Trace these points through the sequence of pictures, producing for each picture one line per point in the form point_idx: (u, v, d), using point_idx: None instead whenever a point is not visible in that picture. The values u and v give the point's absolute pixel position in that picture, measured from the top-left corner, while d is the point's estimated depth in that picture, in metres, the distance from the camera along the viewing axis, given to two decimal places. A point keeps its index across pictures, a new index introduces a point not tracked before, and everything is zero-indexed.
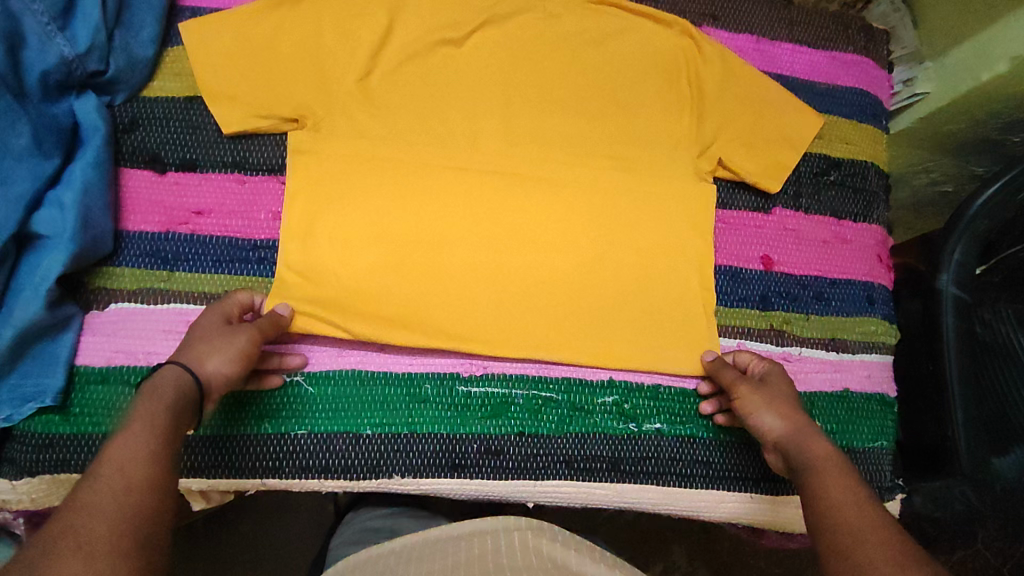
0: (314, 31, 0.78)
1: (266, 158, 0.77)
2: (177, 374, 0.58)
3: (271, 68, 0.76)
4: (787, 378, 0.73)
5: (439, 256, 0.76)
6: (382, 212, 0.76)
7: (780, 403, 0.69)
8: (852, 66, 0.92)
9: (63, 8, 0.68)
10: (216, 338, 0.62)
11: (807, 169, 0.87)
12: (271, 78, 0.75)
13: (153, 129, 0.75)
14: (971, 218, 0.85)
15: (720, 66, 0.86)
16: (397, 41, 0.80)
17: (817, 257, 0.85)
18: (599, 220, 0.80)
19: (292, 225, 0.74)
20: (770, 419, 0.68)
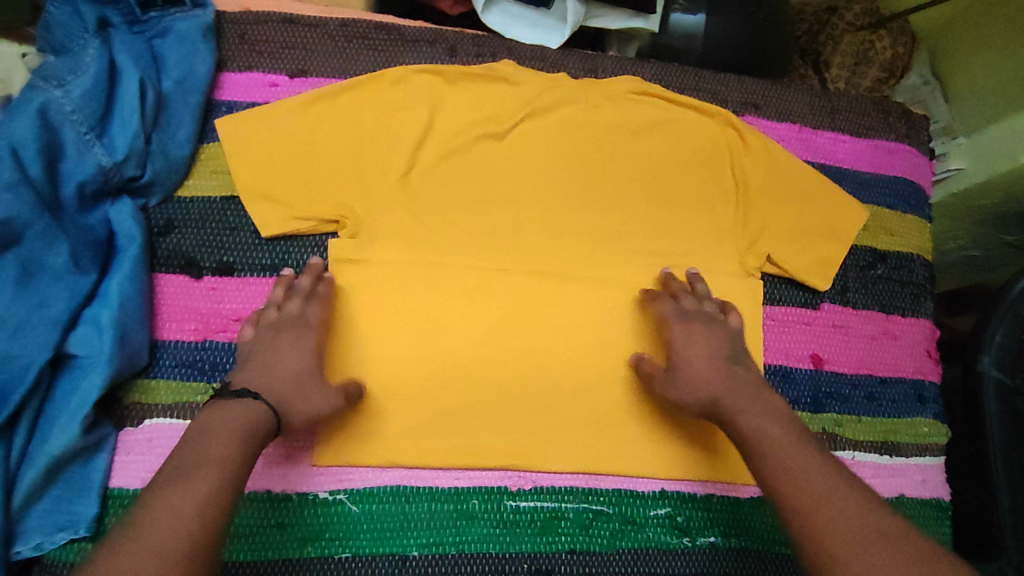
0: (359, 131, 0.78)
1: (307, 261, 0.75)
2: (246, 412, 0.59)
3: (318, 168, 0.75)
4: (716, 339, 0.71)
5: (483, 357, 0.74)
6: (425, 312, 0.75)
7: (713, 352, 0.70)
8: (895, 154, 0.91)
9: (101, 115, 0.66)
10: (298, 377, 0.64)
11: (853, 261, 0.86)
12: (317, 176, 0.75)
13: (188, 232, 0.73)
14: (1014, 301, 0.83)
15: (763, 159, 0.86)
16: (440, 138, 0.80)
17: (866, 355, 0.83)
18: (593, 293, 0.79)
19: (340, 331, 0.73)
20: (699, 370, 0.69)
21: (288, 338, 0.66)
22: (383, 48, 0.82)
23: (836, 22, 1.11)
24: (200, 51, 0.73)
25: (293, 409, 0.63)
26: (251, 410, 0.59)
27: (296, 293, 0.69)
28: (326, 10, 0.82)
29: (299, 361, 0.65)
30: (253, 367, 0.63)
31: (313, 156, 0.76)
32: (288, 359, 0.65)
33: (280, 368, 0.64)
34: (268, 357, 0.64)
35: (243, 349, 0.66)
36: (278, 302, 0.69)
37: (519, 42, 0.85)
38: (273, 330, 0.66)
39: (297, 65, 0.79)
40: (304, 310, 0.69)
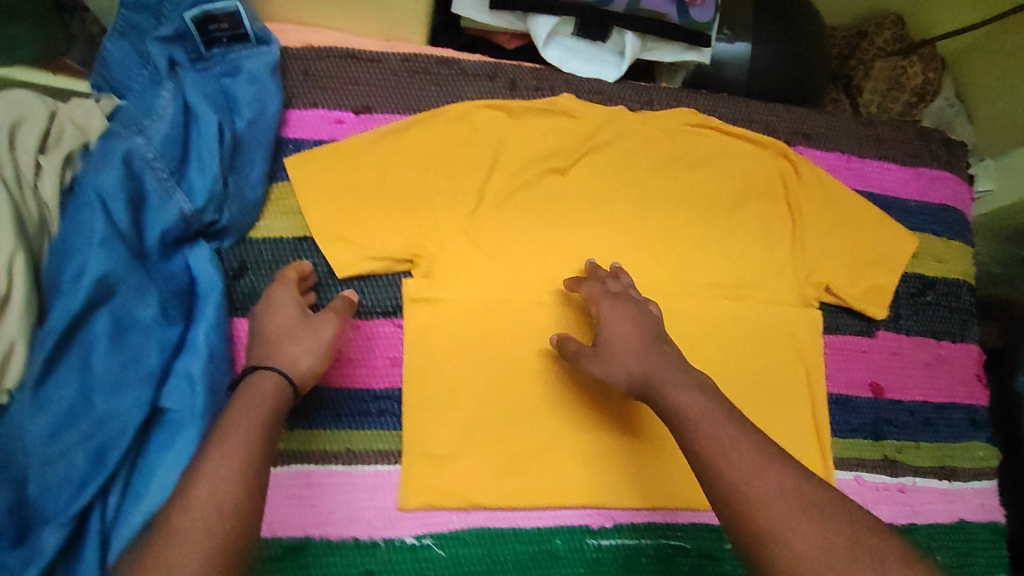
0: (425, 169, 0.77)
1: (380, 300, 0.75)
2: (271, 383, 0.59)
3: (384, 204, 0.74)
4: (625, 318, 0.67)
5: (549, 393, 0.74)
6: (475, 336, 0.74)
7: (628, 333, 0.66)
8: (940, 181, 0.92)
9: (179, 160, 0.65)
10: (301, 334, 0.63)
11: (906, 289, 0.87)
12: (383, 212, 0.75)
13: (262, 274, 0.72)
14: None
15: (817, 189, 0.87)
16: (505, 173, 0.79)
17: (922, 382, 0.85)
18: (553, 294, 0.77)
19: (416, 370, 0.72)
20: (618, 353, 0.65)
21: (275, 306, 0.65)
22: (445, 83, 0.81)
23: (867, 46, 1.11)
24: (270, 89, 0.72)
25: (295, 357, 0.62)
26: (261, 383, 0.58)
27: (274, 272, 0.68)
28: (386, 44, 0.82)
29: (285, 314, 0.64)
30: (259, 344, 0.63)
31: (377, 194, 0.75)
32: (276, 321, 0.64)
33: (278, 331, 0.63)
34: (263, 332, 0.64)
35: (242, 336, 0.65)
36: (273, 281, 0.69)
37: (577, 75, 0.85)
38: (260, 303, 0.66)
39: (362, 101, 0.79)
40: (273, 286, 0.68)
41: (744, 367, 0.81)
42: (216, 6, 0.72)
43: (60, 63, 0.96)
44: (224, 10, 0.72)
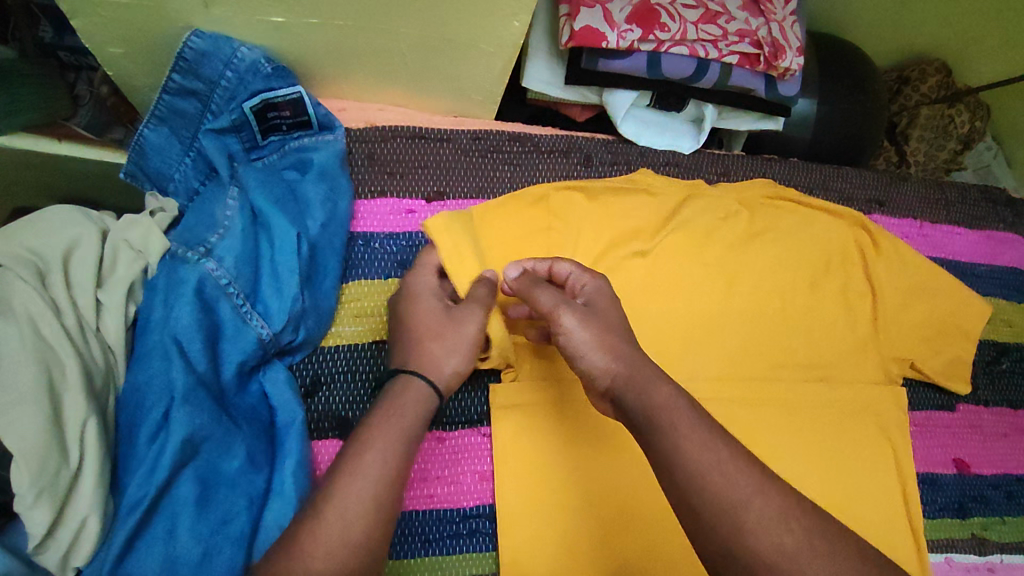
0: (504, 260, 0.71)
1: (465, 407, 0.70)
2: (419, 390, 0.56)
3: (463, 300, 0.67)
4: (609, 294, 0.61)
5: (645, 497, 0.69)
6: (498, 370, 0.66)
7: (605, 333, 0.57)
8: (1007, 244, 0.91)
9: (252, 278, 0.59)
10: (444, 334, 0.60)
11: (981, 358, 0.86)
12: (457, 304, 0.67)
13: (336, 388, 0.65)
14: None
15: (894, 259, 0.84)
16: (586, 259, 0.74)
17: (1003, 454, 0.83)
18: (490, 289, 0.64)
19: (508, 483, 0.67)
20: (598, 358, 0.56)
21: (427, 300, 0.62)
22: (520, 161, 0.76)
23: (910, 93, 1.10)
24: (341, 185, 0.66)
25: (439, 361, 0.58)
26: (400, 385, 0.56)
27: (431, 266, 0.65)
28: (455, 121, 0.76)
29: (434, 308, 0.61)
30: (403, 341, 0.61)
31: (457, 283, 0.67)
32: (425, 316, 0.61)
33: (424, 328, 0.60)
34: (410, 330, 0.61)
35: (391, 326, 0.63)
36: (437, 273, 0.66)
37: (652, 149, 0.81)
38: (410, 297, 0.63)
39: (434, 187, 0.72)
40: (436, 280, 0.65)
41: (844, 451, 0.78)
42: (278, 93, 0.64)
43: (63, 130, 0.78)
44: (286, 98, 0.65)
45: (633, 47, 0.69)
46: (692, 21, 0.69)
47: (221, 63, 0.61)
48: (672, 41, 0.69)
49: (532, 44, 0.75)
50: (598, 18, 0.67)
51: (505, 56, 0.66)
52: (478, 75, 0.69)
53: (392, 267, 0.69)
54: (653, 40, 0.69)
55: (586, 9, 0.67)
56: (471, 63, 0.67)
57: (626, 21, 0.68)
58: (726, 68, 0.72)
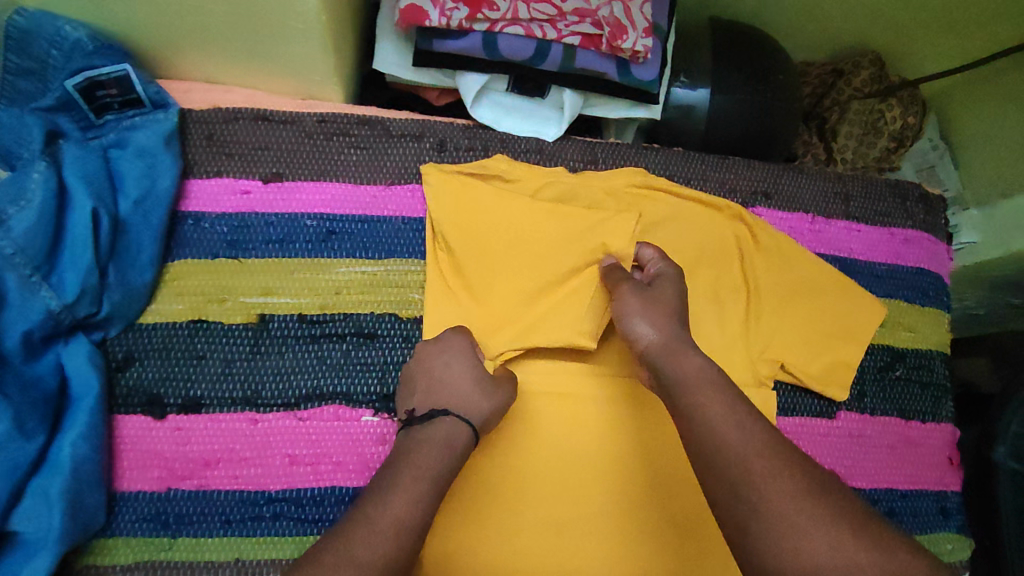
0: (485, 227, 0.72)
1: (283, 389, 0.68)
2: (450, 432, 0.61)
3: (506, 275, 0.71)
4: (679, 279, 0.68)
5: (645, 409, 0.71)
6: (516, 335, 0.69)
7: (657, 310, 0.64)
8: (914, 243, 0.85)
9: (49, 250, 0.60)
10: (477, 392, 0.64)
11: (871, 363, 0.80)
12: (502, 270, 0.71)
13: (150, 365, 0.66)
14: None
15: (776, 256, 0.79)
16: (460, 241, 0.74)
17: (886, 467, 0.77)
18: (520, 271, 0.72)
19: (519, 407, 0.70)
20: (644, 326, 0.63)
21: (458, 354, 0.67)
22: (366, 145, 0.75)
23: (842, 87, 1.03)
24: (161, 163, 0.67)
25: (473, 408, 0.63)
26: (436, 432, 0.61)
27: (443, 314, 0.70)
28: (302, 103, 0.75)
29: (468, 369, 0.66)
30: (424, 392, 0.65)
31: (502, 244, 0.71)
32: (457, 375, 0.65)
33: (456, 384, 0.64)
34: (439, 380, 0.65)
35: (427, 360, 0.67)
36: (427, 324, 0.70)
37: (513, 134, 0.79)
38: (430, 348, 0.67)
39: (272, 169, 0.73)
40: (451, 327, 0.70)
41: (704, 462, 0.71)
42: (102, 72, 0.65)
43: None
44: (111, 76, 0.65)
45: (464, 27, 0.67)
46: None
47: (46, 41, 0.63)
48: (506, 21, 0.67)
49: (380, 24, 0.73)
50: None
51: (319, 32, 0.64)
52: (310, 56, 0.68)
53: (221, 247, 0.70)
54: (484, 20, 0.67)
55: None
56: (300, 45, 0.66)
57: None
58: (568, 50, 0.69)
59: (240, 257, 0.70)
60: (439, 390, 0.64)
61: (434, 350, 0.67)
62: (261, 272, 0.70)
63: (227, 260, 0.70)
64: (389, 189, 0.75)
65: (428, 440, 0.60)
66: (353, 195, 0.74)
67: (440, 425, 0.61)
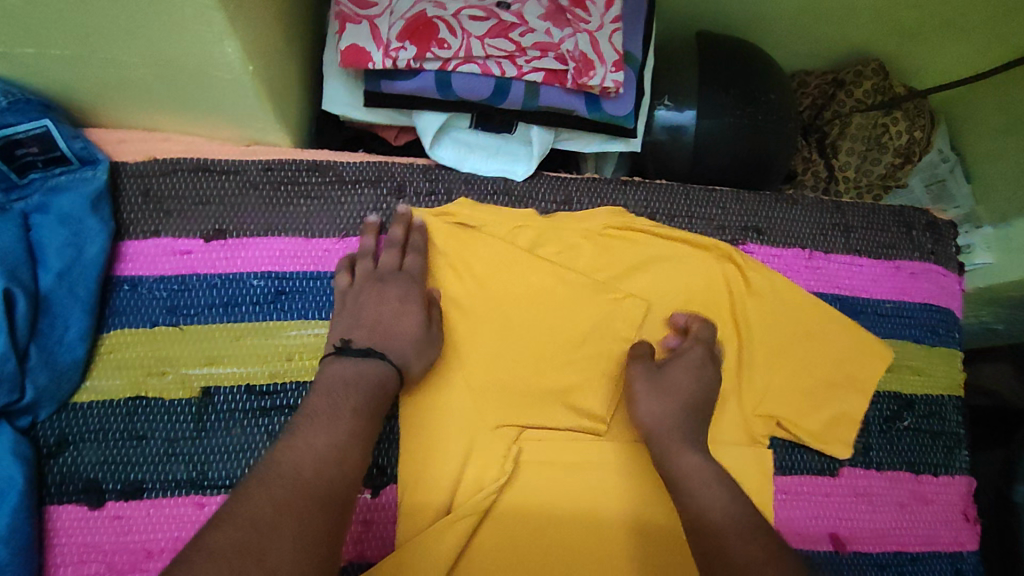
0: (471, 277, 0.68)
1: (231, 467, 0.62)
2: (371, 373, 0.58)
3: (508, 348, 0.67)
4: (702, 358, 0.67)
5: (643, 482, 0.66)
6: (522, 411, 0.66)
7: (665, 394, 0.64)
8: (922, 276, 0.78)
9: None
10: (411, 339, 0.61)
11: (875, 413, 0.73)
12: (506, 342, 0.67)
13: (84, 449, 0.61)
14: None
15: (770, 299, 0.73)
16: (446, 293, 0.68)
17: (894, 528, 0.71)
18: (524, 332, 0.68)
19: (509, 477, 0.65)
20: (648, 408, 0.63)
21: (410, 296, 0.64)
22: (317, 193, 0.69)
23: (844, 98, 0.95)
24: (90, 228, 0.62)
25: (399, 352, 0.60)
26: (372, 366, 0.58)
27: (393, 245, 0.67)
28: (245, 150, 0.69)
29: (417, 314, 0.63)
30: (363, 322, 0.62)
31: (507, 311, 0.68)
32: (407, 319, 0.63)
33: (400, 328, 0.62)
34: (384, 319, 0.62)
35: (368, 294, 0.64)
36: (372, 255, 0.67)
37: (478, 175, 0.72)
38: (377, 283, 0.64)
39: (214, 225, 0.67)
40: (403, 262, 0.66)
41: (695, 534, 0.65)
42: (18, 130, 0.57)
43: None
44: (29, 133, 0.58)
45: (413, 67, 0.61)
46: (478, 35, 0.61)
47: None
48: (458, 59, 0.61)
49: (327, 62, 0.67)
50: (364, 36, 0.60)
51: (251, 83, 0.58)
52: (245, 105, 0.62)
53: (160, 313, 0.65)
54: (434, 58, 0.61)
55: (351, 25, 0.61)
56: (231, 95, 0.60)
57: (397, 37, 0.60)
58: (531, 87, 0.63)
59: (181, 324, 0.65)
60: (371, 332, 0.61)
61: (376, 287, 0.64)
62: (204, 340, 0.64)
63: (167, 328, 0.64)
64: (343, 241, 0.69)
65: (346, 378, 0.57)
66: (304, 249, 0.68)
67: (376, 357, 0.59)
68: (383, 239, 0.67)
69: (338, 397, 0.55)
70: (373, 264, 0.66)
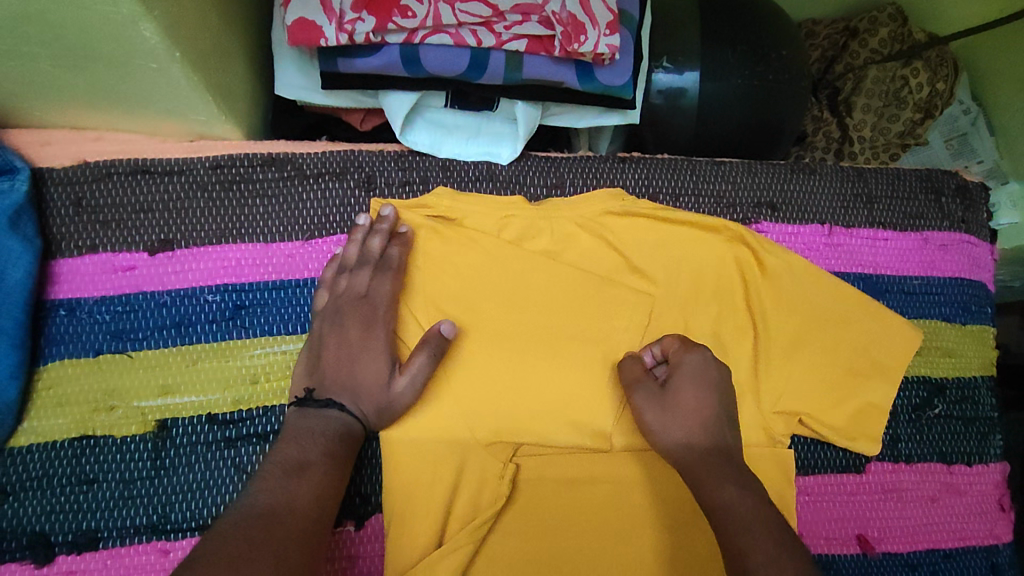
0: (455, 279, 0.60)
1: (196, 507, 0.55)
2: (331, 423, 0.52)
3: (501, 353, 0.59)
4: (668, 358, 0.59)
5: (657, 497, 0.59)
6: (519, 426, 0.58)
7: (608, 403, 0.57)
8: (952, 248, 0.71)
9: None
10: (380, 388, 0.55)
11: (905, 401, 0.67)
12: (498, 349, 0.59)
13: (28, 499, 0.54)
14: None
15: (790, 283, 0.65)
16: (427, 299, 0.60)
17: (926, 524, 0.66)
18: (518, 338, 0.60)
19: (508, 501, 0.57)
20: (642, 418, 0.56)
21: (374, 340, 0.56)
22: (273, 191, 0.61)
23: (857, 49, 0.87)
24: (10, 249, 0.53)
25: (366, 400, 0.54)
26: (340, 417, 0.53)
27: (365, 263, 0.58)
28: (189, 147, 0.61)
29: (384, 364, 0.55)
30: (325, 367, 0.55)
31: (497, 316, 0.60)
32: (369, 366, 0.55)
33: (365, 376, 0.55)
34: (344, 362, 0.55)
35: (336, 328, 0.56)
36: (348, 270, 0.58)
37: (457, 159, 0.63)
38: (340, 317, 0.57)
39: (160, 235, 0.59)
40: (372, 285, 0.58)
41: (715, 550, 0.58)
42: None
43: None
44: None
45: (373, 41, 0.52)
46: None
47: None
48: (426, 28, 0.52)
49: (276, 40, 0.58)
50: (314, 7, 0.51)
51: (181, 72, 0.49)
52: (182, 97, 0.53)
53: (104, 339, 0.57)
54: (398, 29, 0.52)
55: None
56: (162, 87, 0.51)
57: (352, 7, 0.51)
58: (513, 57, 0.54)
59: (129, 350, 0.57)
60: (334, 372, 0.55)
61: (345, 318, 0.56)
62: (157, 367, 0.57)
63: (113, 356, 0.57)
64: (307, 245, 0.61)
65: (305, 430, 0.52)
66: (263, 256, 0.60)
67: (336, 410, 0.53)
68: (360, 253, 0.58)
69: (308, 444, 0.50)
70: (345, 285, 0.58)
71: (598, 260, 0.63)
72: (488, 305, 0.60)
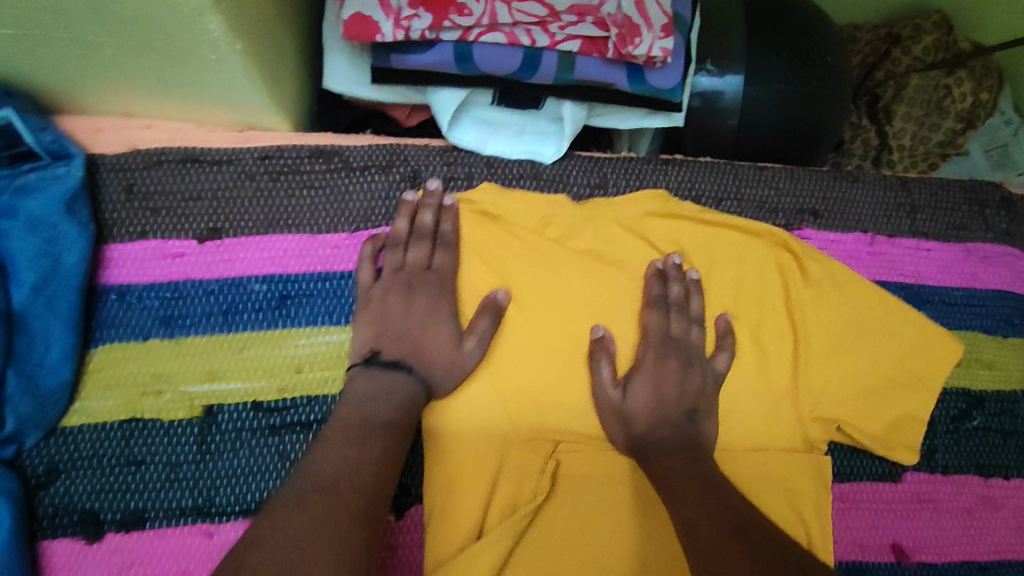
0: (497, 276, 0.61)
1: (240, 493, 0.56)
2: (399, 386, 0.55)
3: (542, 350, 0.60)
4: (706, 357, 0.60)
5: None
6: (557, 424, 0.59)
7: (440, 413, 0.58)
8: (995, 260, 0.70)
9: None
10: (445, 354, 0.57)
11: (942, 412, 0.67)
12: (538, 347, 0.60)
13: (78, 477, 0.55)
14: None
15: (832, 291, 0.65)
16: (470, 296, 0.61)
17: (961, 537, 0.65)
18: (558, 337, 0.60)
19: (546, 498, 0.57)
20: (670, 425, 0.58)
21: (437, 310, 0.58)
22: (320, 183, 0.61)
23: (899, 56, 0.85)
24: (67, 233, 0.55)
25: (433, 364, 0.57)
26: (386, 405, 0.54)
27: (422, 238, 0.60)
28: (239, 137, 0.61)
29: (448, 331, 0.58)
30: (388, 333, 0.58)
31: (538, 313, 0.60)
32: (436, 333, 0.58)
33: (430, 342, 0.57)
34: (410, 330, 0.58)
35: (398, 297, 0.58)
36: (402, 244, 0.60)
37: (503, 157, 0.64)
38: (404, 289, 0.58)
39: (208, 223, 0.60)
40: (431, 258, 0.60)
41: None
42: None
43: None
44: None
45: (428, 37, 0.53)
46: None
47: None
48: (481, 26, 0.52)
49: (327, 34, 0.58)
50: (371, 3, 0.52)
51: (241, 62, 0.50)
52: (238, 88, 0.54)
53: (152, 324, 0.58)
54: (454, 27, 0.52)
55: None
56: (221, 78, 0.52)
57: (410, 4, 0.51)
58: (565, 57, 0.54)
59: (176, 336, 0.58)
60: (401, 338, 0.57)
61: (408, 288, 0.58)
62: (203, 353, 0.58)
63: (161, 341, 0.58)
64: (353, 238, 0.61)
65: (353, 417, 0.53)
66: (310, 246, 0.60)
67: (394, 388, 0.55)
68: (413, 227, 0.60)
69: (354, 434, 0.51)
70: (402, 258, 0.60)
71: (640, 261, 0.63)
72: (530, 302, 0.60)
